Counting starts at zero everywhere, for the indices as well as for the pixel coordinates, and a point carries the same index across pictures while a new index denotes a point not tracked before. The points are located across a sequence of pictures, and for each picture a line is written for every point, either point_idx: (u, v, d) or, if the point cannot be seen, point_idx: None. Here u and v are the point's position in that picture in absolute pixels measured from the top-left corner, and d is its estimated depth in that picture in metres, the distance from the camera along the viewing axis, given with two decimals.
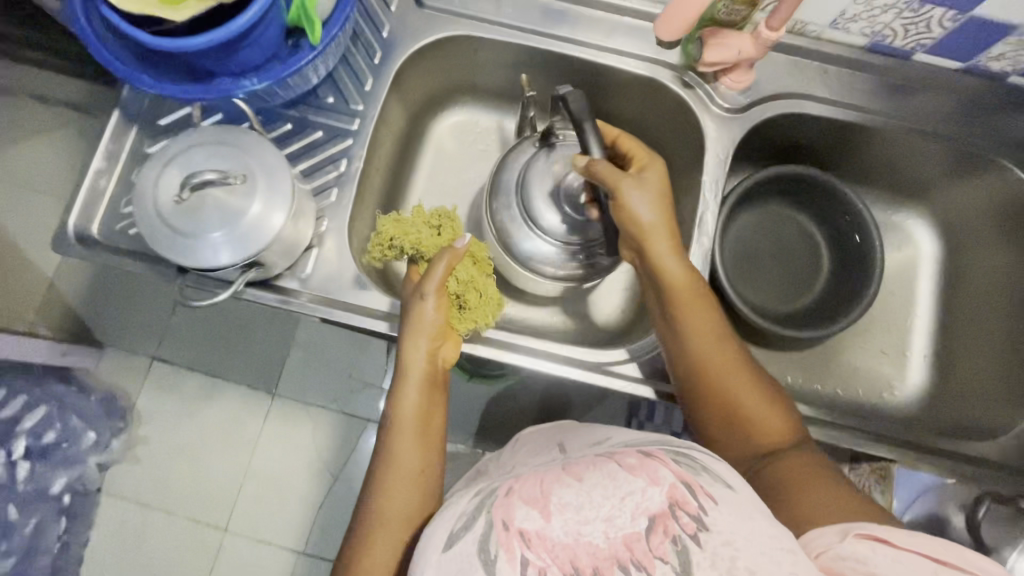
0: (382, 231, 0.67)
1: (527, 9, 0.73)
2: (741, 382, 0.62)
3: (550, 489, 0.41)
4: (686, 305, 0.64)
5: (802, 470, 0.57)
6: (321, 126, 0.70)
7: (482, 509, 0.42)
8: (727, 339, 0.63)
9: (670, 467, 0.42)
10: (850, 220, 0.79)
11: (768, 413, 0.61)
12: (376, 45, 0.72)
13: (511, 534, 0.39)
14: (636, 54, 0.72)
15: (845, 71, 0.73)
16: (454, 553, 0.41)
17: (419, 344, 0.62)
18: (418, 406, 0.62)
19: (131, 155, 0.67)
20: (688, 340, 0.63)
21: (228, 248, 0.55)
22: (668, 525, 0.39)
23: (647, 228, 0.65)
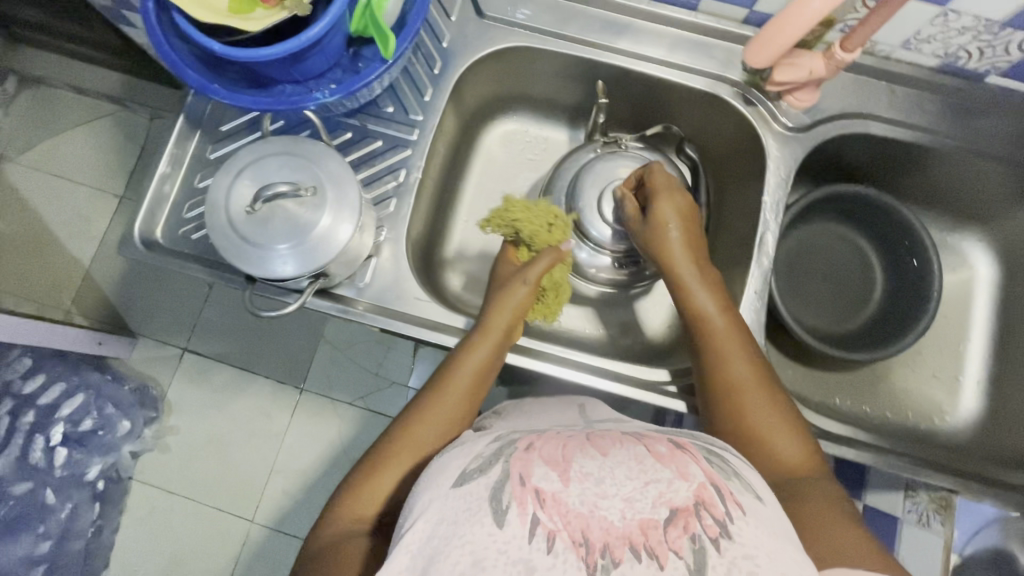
0: (506, 209, 0.68)
1: (586, 20, 0.72)
2: (762, 409, 0.57)
3: (572, 457, 0.43)
4: (712, 329, 0.61)
5: (816, 505, 0.52)
6: (381, 136, 0.70)
7: (500, 457, 0.44)
8: (756, 366, 0.60)
9: (700, 466, 0.44)
10: (909, 243, 0.77)
11: (785, 441, 0.57)
12: (436, 55, 0.72)
13: (526, 490, 0.41)
14: (698, 69, 0.71)
15: (912, 91, 0.71)
16: (463, 492, 0.42)
17: (504, 315, 0.63)
18: (480, 369, 0.61)
19: (194, 160, 0.68)
20: (715, 361, 0.60)
21: (294, 260, 0.55)
22: (689, 522, 0.40)
23: (675, 258, 0.63)
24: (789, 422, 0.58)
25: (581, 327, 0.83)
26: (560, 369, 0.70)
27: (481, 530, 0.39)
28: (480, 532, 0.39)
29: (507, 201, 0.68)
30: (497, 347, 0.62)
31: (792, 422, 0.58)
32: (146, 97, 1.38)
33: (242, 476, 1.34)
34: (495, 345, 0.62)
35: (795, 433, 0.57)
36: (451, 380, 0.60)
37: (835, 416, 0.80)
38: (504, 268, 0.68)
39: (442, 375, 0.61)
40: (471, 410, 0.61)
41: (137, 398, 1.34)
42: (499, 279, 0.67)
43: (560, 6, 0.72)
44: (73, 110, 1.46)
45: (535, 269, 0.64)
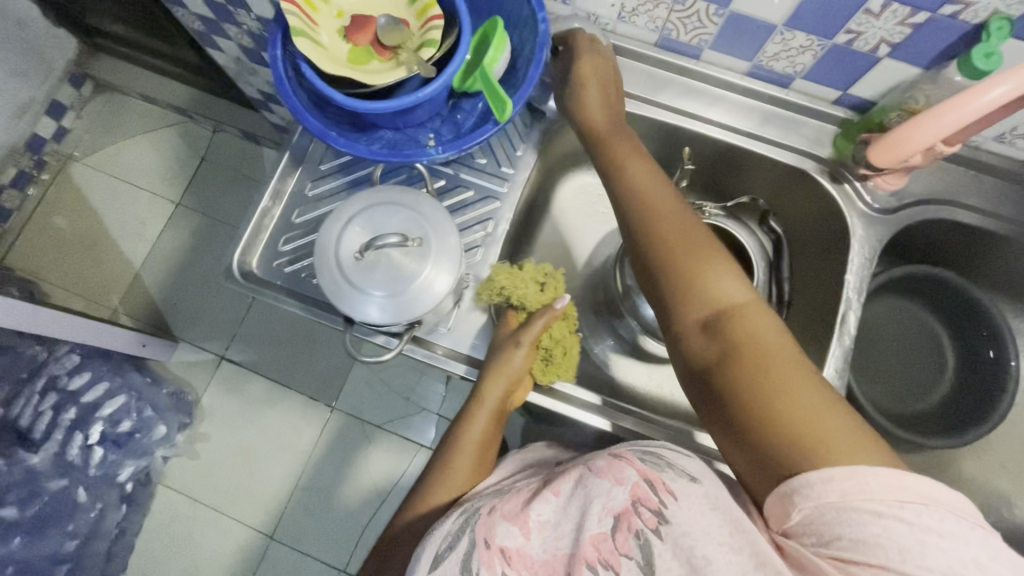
0: (494, 278, 0.66)
1: (677, 88, 0.74)
2: (686, 262, 0.52)
3: (528, 507, 0.48)
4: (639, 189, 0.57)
5: (757, 349, 0.47)
6: (473, 185, 0.72)
7: (466, 526, 0.49)
8: (671, 219, 0.54)
9: (635, 466, 0.48)
10: (986, 330, 0.77)
11: (717, 286, 0.51)
12: (530, 112, 0.74)
13: (492, 552, 0.46)
14: (785, 144, 0.73)
15: (997, 182, 0.72)
16: (439, 573, 0.46)
17: (499, 383, 0.62)
18: (482, 437, 0.62)
19: (293, 196, 0.70)
20: (635, 221, 0.56)
21: (399, 307, 0.57)
22: (631, 520, 0.44)
23: (598, 125, 0.63)
24: (720, 264, 0.52)
25: (643, 383, 0.83)
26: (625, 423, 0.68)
27: None
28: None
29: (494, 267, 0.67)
30: (495, 405, 0.62)
31: (716, 267, 0.51)
32: (211, 112, 1.44)
33: (269, 491, 1.34)
34: (494, 409, 0.62)
35: (727, 273, 0.51)
36: (456, 452, 0.61)
37: None
38: (500, 326, 0.67)
39: (447, 448, 0.62)
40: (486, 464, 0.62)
41: (173, 402, 1.33)
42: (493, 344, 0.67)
43: (654, 74, 0.74)
44: (138, 118, 1.52)
45: (528, 331, 0.64)
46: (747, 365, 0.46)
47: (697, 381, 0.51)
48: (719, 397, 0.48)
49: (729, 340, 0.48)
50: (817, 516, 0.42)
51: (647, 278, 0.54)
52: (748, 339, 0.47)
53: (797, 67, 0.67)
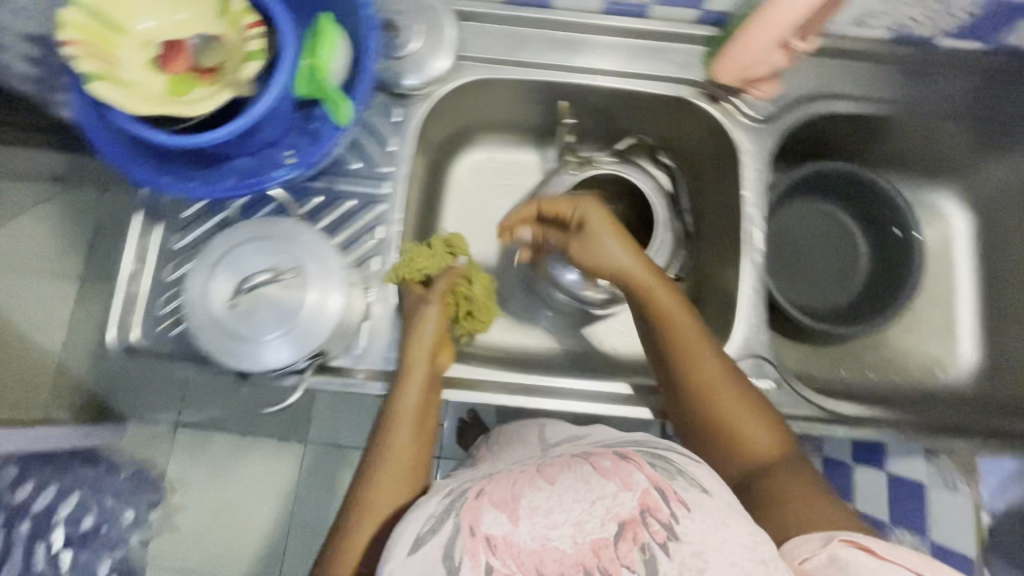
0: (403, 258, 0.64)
1: (539, 42, 0.71)
2: (726, 407, 0.59)
3: (518, 493, 0.44)
4: (676, 336, 0.61)
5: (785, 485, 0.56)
6: (352, 195, 0.67)
7: (452, 511, 0.44)
8: (709, 364, 0.60)
9: (644, 471, 0.45)
10: (889, 212, 0.79)
11: (753, 428, 0.59)
12: (393, 101, 0.69)
13: (476, 539, 0.41)
14: (657, 75, 0.71)
15: (867, 65, 0.72)
16: (419, 556, 0.42)
17: (419, 345, 0.60)
18: (418, 407, 0.59)
19: (159, 252, 0.64)
20: (679, 372, 0.61)
21: (290, 344, 0.53)
22: (637, 532, 0.42)
23: (615, 267, 0.63)
24: (752, 405, 0.59)
25: (581, 346, 0.81)
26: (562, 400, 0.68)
27: None
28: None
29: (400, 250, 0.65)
30: (427, 371, 0.60)
31: (751, 407, 0.59)
32: None
33: None
34: (425, 374, 0.60)
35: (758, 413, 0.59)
36: (391, 434, 0.57)
37: (843, 389, 0.80)
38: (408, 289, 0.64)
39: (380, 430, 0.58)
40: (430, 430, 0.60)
41: (133, 483, 1.12)
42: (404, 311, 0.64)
43: (512, 32, 0.71)
44: None
45: (445, 288, 0.63)
46: (775, 498, 0.55)
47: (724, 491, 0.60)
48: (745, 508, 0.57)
49: (760, 474, 0.57)
50: (839, 555, 0.47)
51: (685, 418, 0.61)
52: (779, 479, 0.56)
53: None
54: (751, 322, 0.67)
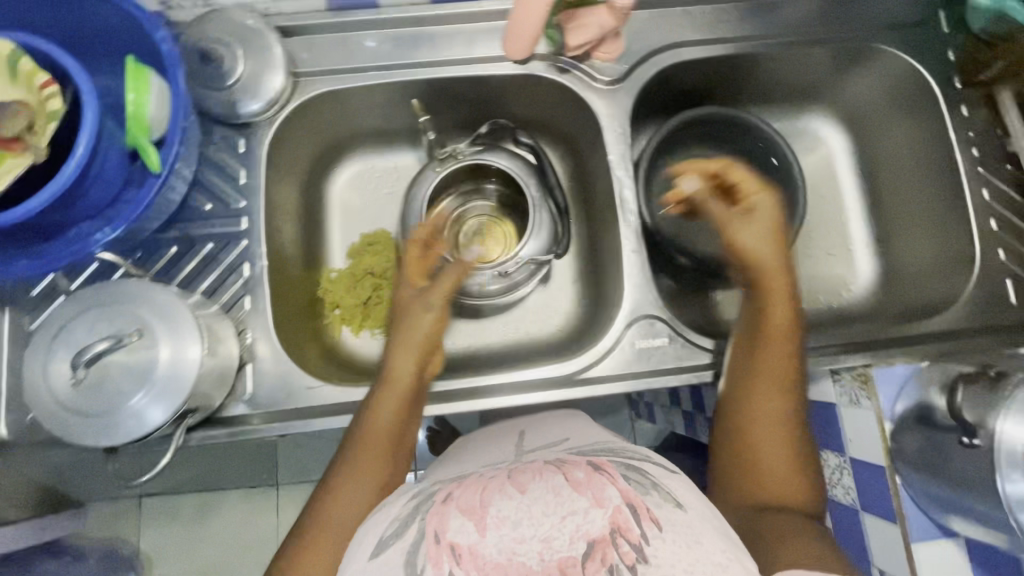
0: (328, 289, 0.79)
1: (378, 44, 0.69)
2: (774, 441, 0.54)
3: (489, 501, 0.42)
4: (768, 355, 0.58)
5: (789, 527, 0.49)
6: (210, 237, 0.64)
7: (417, 514, 0.44)
8: (778, 398, 0.56)
9: (617, 486, 0.42)
10: (761, 145, 0.80)
11: (784, 472, 0.53)
12: (235, 133, 0.66)
13: (440, 548, 0.40)
14: (503, 55, 0.69)
15: (707, 7, 0.71)
16: (380, 561, 0.42)
17: (408, 357, 0.61)
18: (396, 422, 0.58)
19: (13, 339, 0.60)
20: (750, 395, 0.57)
21: (149, 407, 0.51)
22: (606, 552, 0.38)
23: (751, 250, 0.62)
24: (797, 459, 0.54)
25: (497, 338, 0.80)
26: (469, 400, 0.65)
27: None
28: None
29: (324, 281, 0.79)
30: (404, 384, 0.60)
31: (794, 455, 0.54)
32: None
33: None
34: (407, 389, 0.59)
35: (800, 469, 0.54)
36: (368, 445, 0.56)
37: None
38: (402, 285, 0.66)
39: (358, 438, 0.57)
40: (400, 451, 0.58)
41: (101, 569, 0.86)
42: (396, 305, 0.66)
43: (347, 39, 0.69)
44: None
45: (443, 284, 0.65)
46: (774, 529, 0.48)
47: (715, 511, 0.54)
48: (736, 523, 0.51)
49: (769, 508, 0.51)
50: None
51: (735, 430, 0.56)
52: (789, 522, 0.49)
53: None
54: (639, 283, 0.67)
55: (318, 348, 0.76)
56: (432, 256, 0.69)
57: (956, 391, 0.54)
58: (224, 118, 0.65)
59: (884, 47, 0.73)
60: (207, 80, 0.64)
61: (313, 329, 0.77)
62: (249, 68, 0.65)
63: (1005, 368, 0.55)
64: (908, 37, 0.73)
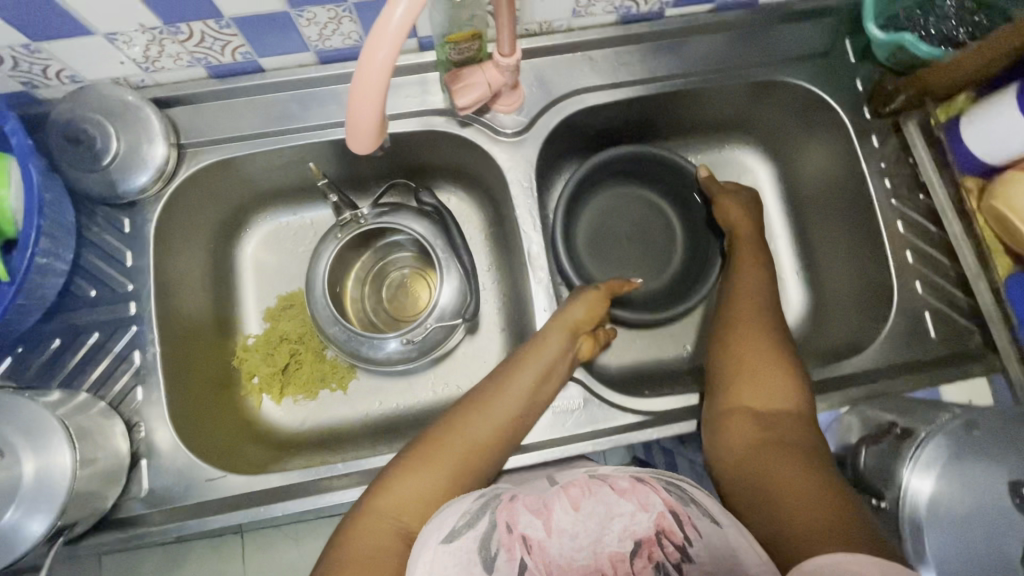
0: (243, 360, 0.76)
1: (270, 107, 0.66)
2: (762, 350, 0.57)
3: (553, 506, 0.44)
4: (748, 274, 0.66)
5: (789, 438, 0.51)
6: (96, 326, 0.61)
7: (486, 508, 0.45)
8: (762, 313, 0.61)
9: (662, 495, 0.44)
10: (680, 177, 0.77)
11: (777, 381, 0.55)
12: (119, 213, 0.63)
13: (513, 538, 0.42)
14: (400, 112, 0.67)
15: (610, 50, 0.69)
16: (454, 547, 0.42)
17: (578, 308, 0.64)
18: (533, 385, 0.58)
19: None
20: (739, 304, 0.62)
21: (15, 529, 0.47)
22: (652, 550, 0.41)
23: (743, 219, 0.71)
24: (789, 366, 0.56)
25: (424, 395, 0.78)
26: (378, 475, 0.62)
27: None
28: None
29: (239, 351, 0.76)
30: (568, 348, 0.62)
31: (785, 366, 0.56)
32: None
33: None
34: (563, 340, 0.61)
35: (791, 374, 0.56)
36: (506, 381, 0.58)
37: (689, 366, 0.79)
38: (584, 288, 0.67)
39: (491, 381, 0.58)
40: (523, 423, 0.58)
41: None
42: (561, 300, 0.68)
43: (236, 106, 0.66)
44: None
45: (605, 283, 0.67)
46: (776, 445, 0.50)
47: (712, 426, 0.56)
48: (743, 435, 0.53)
49: (767, 416, 0.53)
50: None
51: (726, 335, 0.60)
52: (788, 428, 0.52)
53: (354, 37, 0.62)
54: None
55: (235, 422, 0.73)
56: (337, 326, 0.67)
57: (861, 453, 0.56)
58: (105, 200, 0.61)
59: (788, 78, 0.71)
60: (78, 162, 0.60)
61: (229, 402, 0.74)
62: (125, 145, 0.61)
63: (911, 423, 0.54)
64: (815, 69, 0.72)
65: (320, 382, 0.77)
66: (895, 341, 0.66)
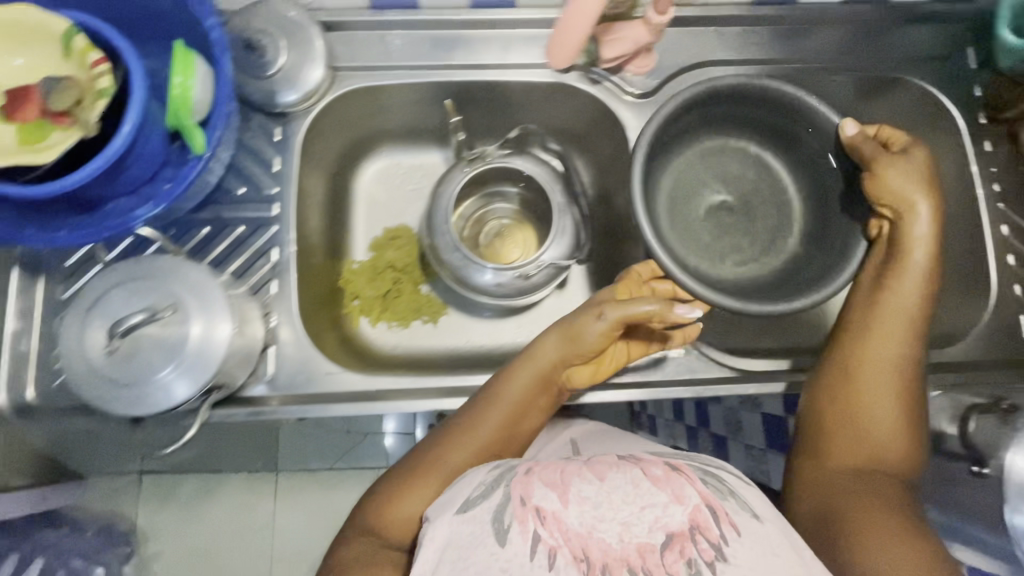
0: (348, 281, 0.80)
1: (416, 46, 0.71)
2: (885, 392, 0.58)
3: (570, 478, 0.45)
4: (893, 292, 0.60)
5: (878, 489, 0.55)
6: (241, 221, 0.66)
7: (501, 481, 0.46)
8: (892, 357, 0.59)
9: (696, 487, 0.45)
10: (813, 139, 0.71)
11: (886, 433, 0.58)
12: (272, 122, 0.68)
13: (527, 509, 0.43)
14: (535, 63, 0.71)
15: (739, 30, 0.73)
16: (467, 517, 0.44)
17: (586, 328, 0.61)
18: (522, 398, 0.61)
19: (47, 306, 0.62)
20: (869, 336, 0.60)
21: (179, 381, 0.52)
22: (685, 546, 0.41)
23: (914, 204, 0.61)
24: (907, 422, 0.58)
25: (513, 338, 0.82)
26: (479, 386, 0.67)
27: (484, 551, 0.41)
28: (483, 554, 0.41)
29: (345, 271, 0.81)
30: (544, 370, 0.62)
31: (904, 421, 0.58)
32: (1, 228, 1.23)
33: None
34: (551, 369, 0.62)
35: (904, 434, 0.58)
36: (501, 391, 0.61)
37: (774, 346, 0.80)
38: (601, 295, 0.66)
39: (489, 391, 0.62)
40: (511, 438, 0.60)
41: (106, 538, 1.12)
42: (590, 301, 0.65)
43: (386, 39, 0.71)
44: None
45: (622, 308, 0.61)
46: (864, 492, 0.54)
47: (799, 456, 0.61)
48: (836, 467, 0.58)
49: (862, 466, 0.57)
50: None
51: (843, 375, 0.60)
52: (879, 481, 0.56)
53: None
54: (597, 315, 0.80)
55: (339, 336, 0.78)
56: (456, 253, 0.70)
57: (968, 419, 0.59)
58: (263, 107, 0.66)
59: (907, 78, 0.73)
60: (246, 71, 0.66)
61: (333, 317, 0.78)
62: (290, 61, 0.67)
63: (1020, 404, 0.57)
64: (935, 70, 0.74)
65: (416, 312, 0.81)
66: (991, 337, 0.67)
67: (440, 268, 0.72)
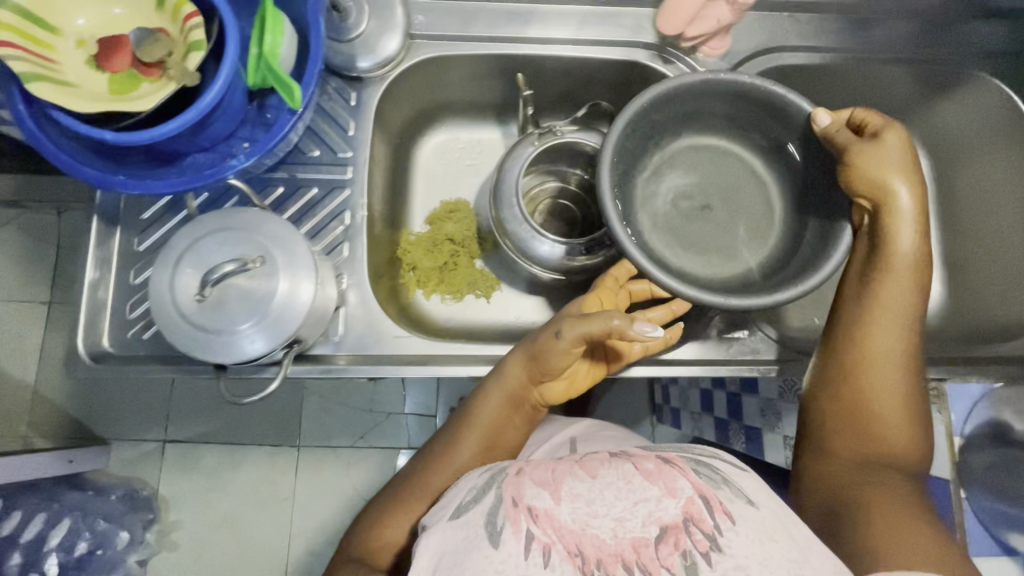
0: (406, 251, 0.80)
1: (490, 16, 0.72)
2: (888, 387, 0.56)
3: (562, 478, 0.42)
4: (889, 287, 0.57)
5: (889, 483, 0.54)
6: (315, 182, 0.67)
7: (493, 484, 0.44)
8: (896, 348, 0.57)
9: (689, 478, 0.42)
10: (779, 125, 0.62)
11: (895, 428, 0.56)
12: (348, 87, 0.69)
13: (519, 510, 0.40)
14: (609, 40, 0.72)
15: (813, 16, 0.73)
16: (461, 522, 0.42)
17: (549, 345, 0.59)
18: (496, 419, 0.62)
19: (122, 256, 0.63)
20: (870, 330, 0.57)
21: (262, 335, 0.53)
22: (679, 538, 0.39)
23: (899, 200, 0.56)
24: (911, 414, 0.56)
25: None
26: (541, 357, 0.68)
27: (479, 556, 0.38)
28: (478, 557, 0.38)
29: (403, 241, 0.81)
30: (513, 390, 0.63)
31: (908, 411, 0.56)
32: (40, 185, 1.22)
33: (263, 558, 1.18)
34: (519, 391, 0.63)
35: (911, 425, 0.57)
36: (477, 411, 0.63)
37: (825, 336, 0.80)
38: (569, 313, 0.63)
39: (464, 414, 0.63)
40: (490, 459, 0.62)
41: (127, 504, 1.16)
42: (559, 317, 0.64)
43: (462, 10, 0.71)
44: None
45: (579, 325, 0.57)
46: (879, 488, 0.53)
47: (806, 453, 0.60)
48: (841, 462, 0.56)
49: (870, 459, 0.56)
50: None
51: (843, 369, 0.58)
52: (892, 473, 0.54)
53: None
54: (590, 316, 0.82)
55: (397, 304, 0.78)
56: (523, 226, 0.70)
57: None
58: (342, 71, 0.67)
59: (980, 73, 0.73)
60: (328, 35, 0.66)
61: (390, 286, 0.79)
62: (370, 28, 0.68)
63: None
64: (1006, 67, 0.74)
65: (470, 286, 0.82)
66: None
67: (500, 229, 0.73)
